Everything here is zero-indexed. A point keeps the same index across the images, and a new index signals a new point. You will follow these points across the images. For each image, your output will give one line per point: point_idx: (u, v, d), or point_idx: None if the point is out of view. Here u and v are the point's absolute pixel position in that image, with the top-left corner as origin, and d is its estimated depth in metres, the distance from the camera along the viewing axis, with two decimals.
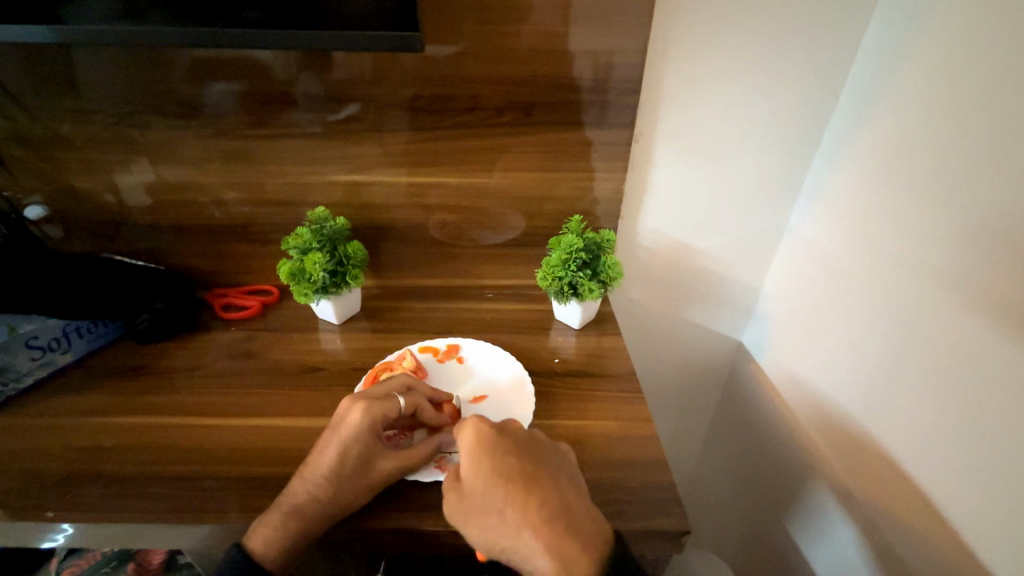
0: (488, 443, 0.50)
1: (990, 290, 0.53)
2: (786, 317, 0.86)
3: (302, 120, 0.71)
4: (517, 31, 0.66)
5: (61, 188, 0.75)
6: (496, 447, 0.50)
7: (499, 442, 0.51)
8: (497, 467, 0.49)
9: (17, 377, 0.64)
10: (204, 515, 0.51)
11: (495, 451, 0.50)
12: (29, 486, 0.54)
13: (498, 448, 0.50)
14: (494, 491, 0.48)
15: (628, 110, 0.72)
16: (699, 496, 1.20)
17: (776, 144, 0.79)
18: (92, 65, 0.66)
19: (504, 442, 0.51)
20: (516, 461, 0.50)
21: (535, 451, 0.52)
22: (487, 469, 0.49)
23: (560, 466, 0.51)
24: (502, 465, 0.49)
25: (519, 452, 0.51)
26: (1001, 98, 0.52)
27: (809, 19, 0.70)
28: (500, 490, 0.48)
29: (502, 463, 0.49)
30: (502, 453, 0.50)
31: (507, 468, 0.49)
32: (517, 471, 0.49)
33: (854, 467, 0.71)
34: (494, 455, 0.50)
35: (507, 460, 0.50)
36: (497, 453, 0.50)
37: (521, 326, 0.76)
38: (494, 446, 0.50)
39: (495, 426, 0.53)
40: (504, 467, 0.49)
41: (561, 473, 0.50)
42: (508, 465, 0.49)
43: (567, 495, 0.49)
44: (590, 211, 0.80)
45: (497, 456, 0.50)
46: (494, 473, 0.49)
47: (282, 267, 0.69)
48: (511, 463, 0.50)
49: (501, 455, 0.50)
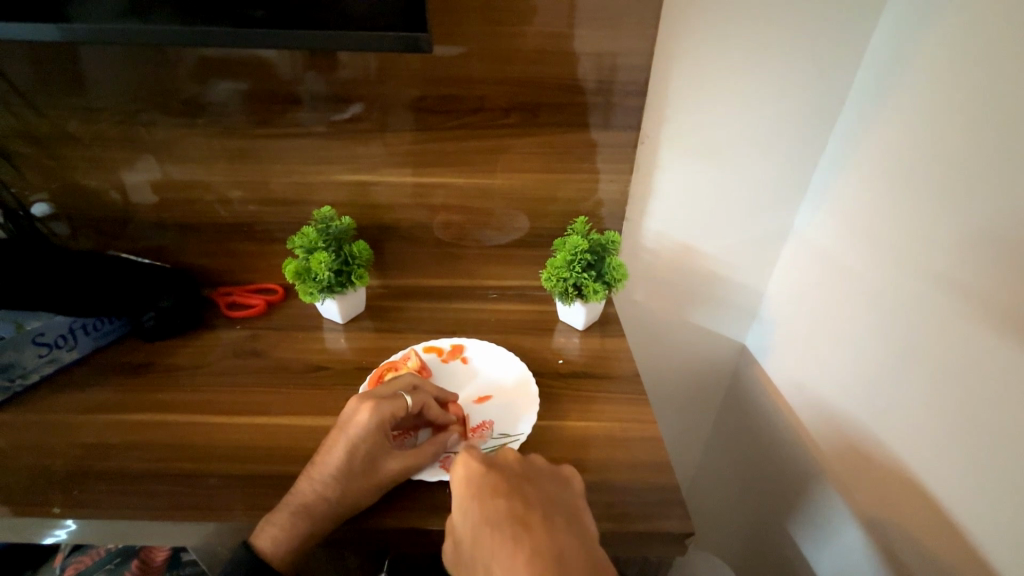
0: (477, 483, 0.48)
1: (983, 292, 0.54)
2: (790, 320, 0.87)
3: (308, 119, 0.72)
4: (522, 33, 0.66)
5: (67, 185, 0.76)
6: (485, 488, 0.48)
7: (489, 482, 0.48)
8: (486, 510, 0.46)
9: (24, 373, 0.64)
10: (208, 513, 0.51)
11: (483, 493, 0.48)
12: (35, 482, 0.54)
13: (487, 489, 0.48)
14: (481, 539, 0.45)
15: (632, 112, 0.72)
16: (702, 498, 1.20)
17: (781, 147, 0.79)
18: (99, 63, 0.66)
19: (494, 482, 0.48)
20: (504, 503, 0.47)
21: (530, 489, 0.49)
22: (474, 513, 0.46)
23: (556, 506, 0.48)
24: (490, 509, 0.46)
25: (509, 493, 0.48)
26: (1002, 102, 0.53)
27: (814, 22, 0.70)
28: (487, 536, 0.45)
29: (490, 506, 0.47)
30: (490, 495, 0.47)
31: (495, 511, 0.46)
32: (505, 514, 0.46)
33: (856, 470, 0.71)
34: (482, 498, 0.47)
35: (495, 502, 0.47)
36: (486, 494, 0.47)
37: (525, 327, 0.76)
38: (482, 487, 0.48)
39: (487, 462, 0.50)
40: (492, 510, 0.46)
41: (556, 514, 0.47)
42: (495, 508, 0.46)
43: (560, 542, 0.44)
44: (594, 212, 0.80)
45: (485, 499, 0.47)
46: (481, 518, 0.46)
47: (288, 267, 0.69)
48: (500, 506, 0.47)
49: (490, 497, 0.47)
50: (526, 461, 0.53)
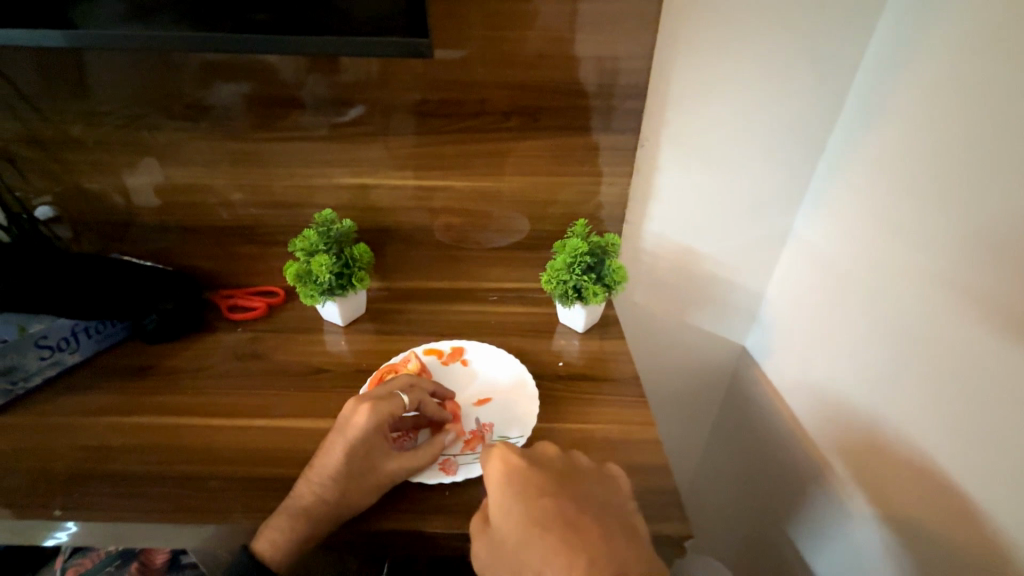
0: (520, 483, 0.49)
1: (989, 294, 0.54)
2: (790, 323, 0.87)
3: (309, 122, 0.72)
4: (524, 37, 0.67)
5: (70, 189, 0.76)
6: (528, 487, 0.49)
7: (530, 480, 0.49)
8: (532, 512, 0.48)
9: (27, 377, 0.64)
10: (208, 515, 0.52)
11: (527, 492, 0.49)
12: (36, 484, 0.55)
13: (532, 489, 0.49)
14: (529, 542, 0.46)
15: (633, 115, 0.72)
16: (701, 500, 1.21)
17: (781, 149, 0.79)
18: (104, 68, 0.67)
19: (537, 482, 0.49)
20: (548, 502, 0.48)
21: (570, 489, 0.50)
22: (519, 513, 0.47)
23: (599, 507, 0.49)
24: (536, 509, 0.48)
25: (553, 493, 0.49)
26: (1004, 103, 0.53)
27: (814, 25, 0.70)
28: (535, 538, 0.46)
29: (537, 505, 0.48)
30: (534, 496, 0.48)
31: (540, 511, 0.48)
32: (552, 515, 0.47)
33: (855, 468, 0.72)
34: (528, 498, 0.48)
35: (541, 502, 0.48)
36: (530, 495, 0.48)
37: (525, 329, 0.77)
38: (524, 486, 0.49)
39: (525, 460, 0.51)
40: (537, 511, 0.48)
41: (601, 517, 0.48)
42: (541, 510, 0.48)
43: (611, 541, 0.46)
44: (595, 215, 0.81)
45: (528, 497, 0.48)
46: (527, 518, 0.47)
47: (288, 269, 0.69)
48: (547, 507, 0.48)
49: (534, 497, 0.48)
50: (560, 456, 0.54)
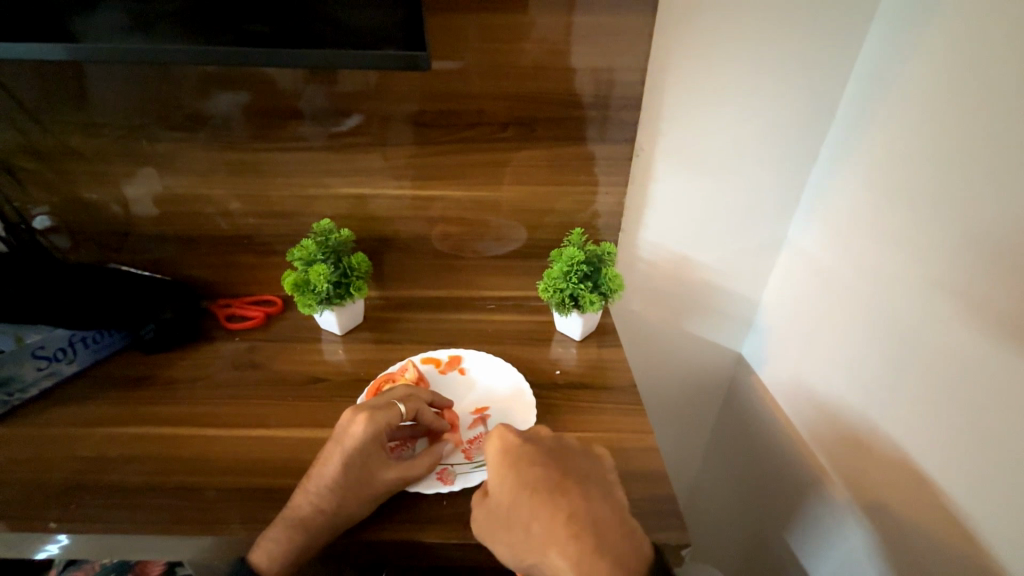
0: (515, 451, 0.51)
1: (986, 300, 0.54)
2: (786, 331, 0.87)
3: (307, 133, 0.72)
4: (520, 49, 0.67)
5: (68, 199, 0.76)
6: (523, 456, 0.51)
7: (526, 452, 0.51)
8: (524, 480, 0.49)
9: (23, 387, 0.64)
10: (205, 527, 0.51)
11: (521, 460, 0.50)
12: (32, 496, 0.54)
13: (526, 458, 0.51)
14: (521, 504, 0.48)
15: (628, 126, 0.73)
16: (700, 509, 1.21)
17: (774, 159, 0.80)
18: (104, 79, 0.67)
19: (531, 453, 0.51)
20: (541, 471, 0.50)
21: (562, 461, 0.52)
22: (513, 480, 0.49)
23: (589, 478, 0.51)
24: (529, 476, 0.49)
25: (546, 464, 0.51)
26: (999, 113, 0.53)
27: (806, 37, 0.71)
28: (528, 501, 0.48)
29: (530, 473, 0.50)
30: (527, 465, 0.50)
31: (533, 478, 0.49)
32: (544, 481, 0.49)
33: (852, 475, 0.72)
34: (521, 465, 0.50)
35: (533, 471, 0.50)
36: (524, 464, 0.50)
37: (523, 337, 0.77)
38: (518, 456, 0.51)
39: (521, 434, 0.53)
40: (530, 478, 0.49)
41: (590, 486, 0.50)
42: (534, 477, 0.49)
43: (595, 509, 0.48)
44: (591, 224, 0.81)
45: (521, 465, 0.50)
46: (520, 484, 0.49)
47: (286, 279, 0.69)
48: (539, 474, 0.50)
49: (527, 465, 0.50)
50: (555, 435, 0.55)
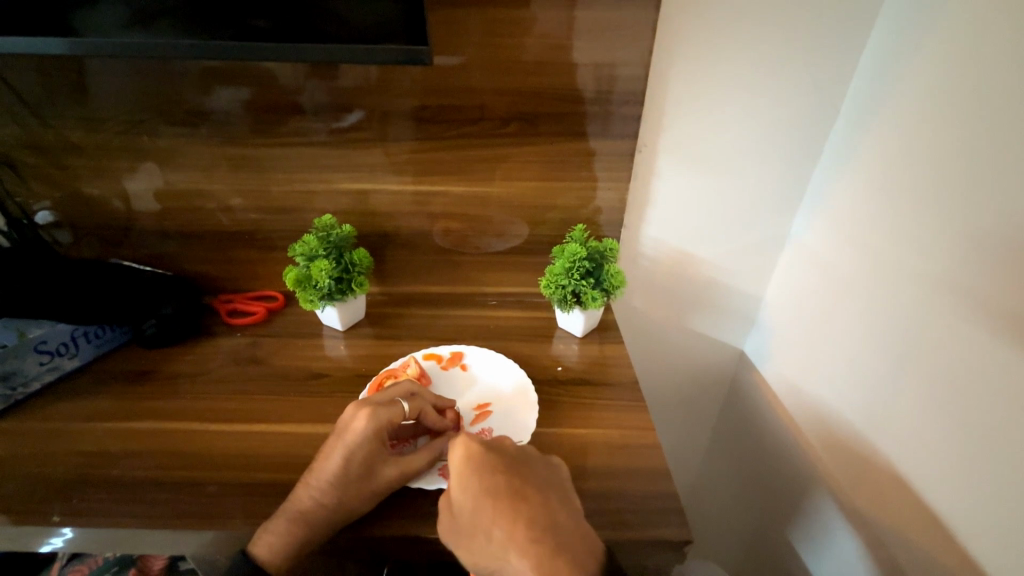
0: (479, 460, 0.50)
1: (981, 292, 0.55)
2: (787, 327, 0.87)
3: (309, 128, 0.72)
4: (522, 43, 0.67)
5: (69, 194, 0.76)
6: (487, 463, 0.50)
7: (488, 461, 0.50)
8: (487, 486, 0.49)
9: (25, 382, 0.64)
10: (208, 521, 0.51)
11: (484, 468, 0.49)
12: (34, 491, 0.54)
13: (488, 466, 0.50)
14: (483, 510, 0.48)
15: (630, 120, 0.73)
16: (700, 507, 1.20)
17: (778, 155, 0.80)
18: (105, 74, 0.67)
19: (494, 459, 0.50)
20: (503, 480, 0.49)
21: (523, 468, 0.51)
22: (475, 488, 0.49)
23: (547, 484, 0.50)
24: (491, 483, 0.49)
25: (508, 470, 0.50)
26: (997, 111, 0.53)
27: (809, 31, 0.71)
28: (489, 507, 0.48)
29: (491, 480, 0.49)
30: (490, 471, 0.49)
31: (496, 485, 0.49)
32: (506, 489, 0.49)
33: (854, 472, 0.71)
34: (484, 473, 0.49)
35: (495, 478, 0.49)
36: (487, 471, 0.49)
37: (523, 334, 0.77)
38: (482, 463, 0.50)
39: (484, 441, 0.52)
40: (493, 485, 0.49)
41: (549, 493, 0.50)
42: (496, 484, 0.49)
43: (555, 515, 0.48)
44: (593, 220, 0.81)
45: (484, 474, 0.49)
46: (483, 491, 0.48)
47: (288, 274, 0.69)
48: (501, 481, 0.49)
49: (490, 472, 0.49)
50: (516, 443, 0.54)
